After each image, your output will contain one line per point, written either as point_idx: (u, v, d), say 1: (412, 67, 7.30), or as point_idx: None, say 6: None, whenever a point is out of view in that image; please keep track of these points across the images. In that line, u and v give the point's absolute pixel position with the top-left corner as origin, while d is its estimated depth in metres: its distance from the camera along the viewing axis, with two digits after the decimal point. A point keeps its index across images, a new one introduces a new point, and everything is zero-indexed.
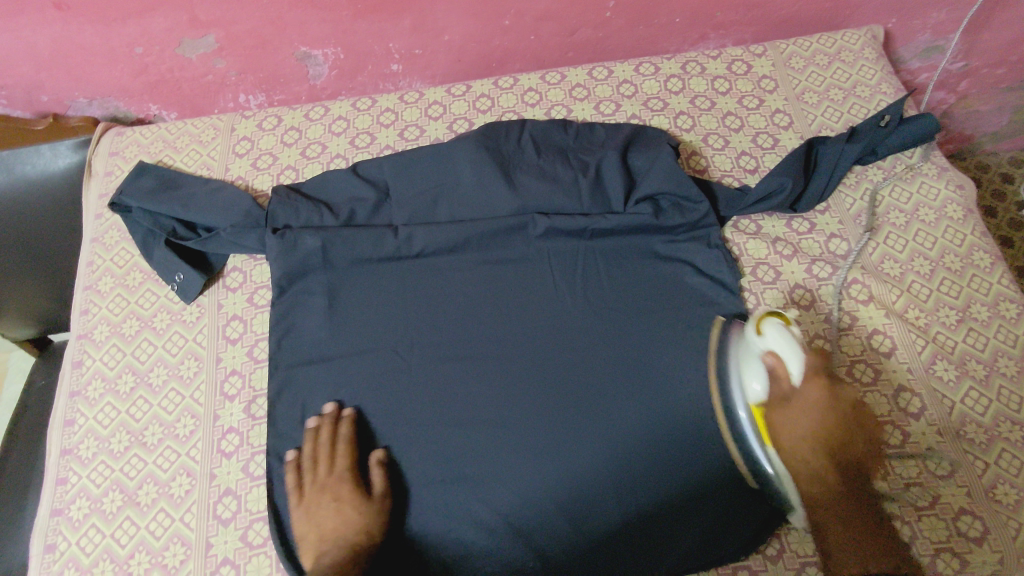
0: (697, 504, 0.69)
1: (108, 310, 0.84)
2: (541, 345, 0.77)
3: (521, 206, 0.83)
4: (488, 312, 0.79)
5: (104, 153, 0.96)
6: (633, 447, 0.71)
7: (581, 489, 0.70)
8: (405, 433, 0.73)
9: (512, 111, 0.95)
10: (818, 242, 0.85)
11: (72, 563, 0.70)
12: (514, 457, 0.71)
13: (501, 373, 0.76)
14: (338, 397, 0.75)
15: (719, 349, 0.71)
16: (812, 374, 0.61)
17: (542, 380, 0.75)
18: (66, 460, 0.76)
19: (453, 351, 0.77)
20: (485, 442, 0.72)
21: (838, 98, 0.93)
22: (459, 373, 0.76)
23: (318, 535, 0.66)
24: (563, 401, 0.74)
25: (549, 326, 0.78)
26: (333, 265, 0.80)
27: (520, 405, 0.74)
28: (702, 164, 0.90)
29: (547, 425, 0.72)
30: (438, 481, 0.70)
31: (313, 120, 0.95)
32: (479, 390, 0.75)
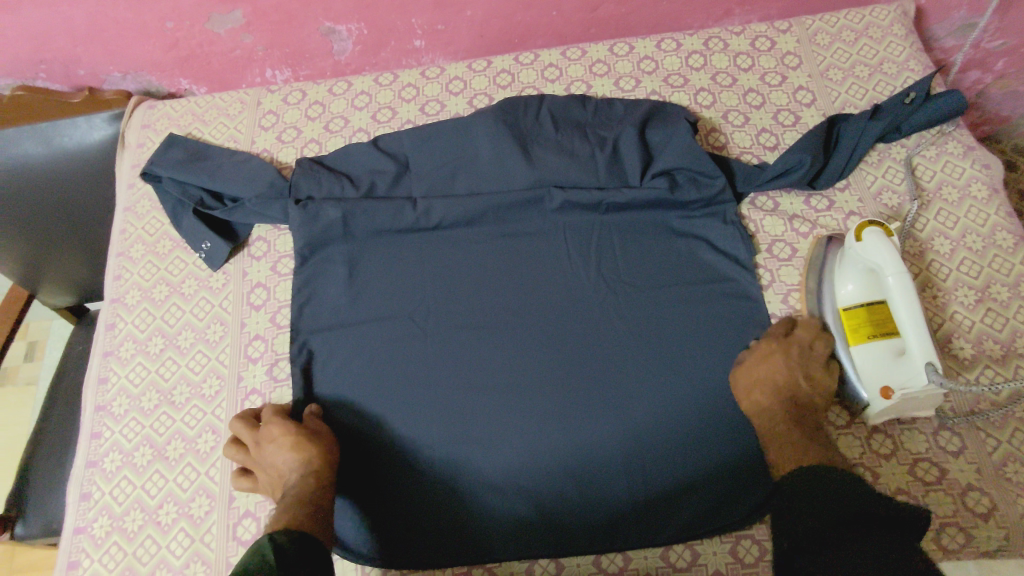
0: (703, 474, 0.70)
1: (140, 275, 0.88)
2: (554, 317, 0.78)
3: (538, 180, 0.83)
4: (501, 283, 0.81)
5: (137, 126, 1.00)
6: (645, 417, 0.72)
7: (590, 456, 0.71)
8: (420, 398, 0.75)
9: (532, 87, 0.95)
10: (836, 219, 0.84)
11: (105, 511, 0.74)
12: (525, 425, 0.73)
13: (512, 343, 0.77)
14: (357, 361, 0.77)
15: (818, 265, 0.79)
16: (902, 278, 0.68)
17: (554, 352, 0.76)
18: (100, 415, 0.80)
19: (465, 320, 0.79)
20: (494, 410, 0.74)
21: (863, 75, 0.92)
22: (472, 341, 0.77)
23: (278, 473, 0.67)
24: (574, 370, 0.75)
25: (563, 298, 0.79)
26: (353, 236, 0.83)
27: (532, 372, 0.75)
28: (721, 140, 0.90)
29: (556, 395, 0.74)
30: (451, 445, 0.73)
31: (337, 94, 0.97)
32: (492, 358, 0.76)
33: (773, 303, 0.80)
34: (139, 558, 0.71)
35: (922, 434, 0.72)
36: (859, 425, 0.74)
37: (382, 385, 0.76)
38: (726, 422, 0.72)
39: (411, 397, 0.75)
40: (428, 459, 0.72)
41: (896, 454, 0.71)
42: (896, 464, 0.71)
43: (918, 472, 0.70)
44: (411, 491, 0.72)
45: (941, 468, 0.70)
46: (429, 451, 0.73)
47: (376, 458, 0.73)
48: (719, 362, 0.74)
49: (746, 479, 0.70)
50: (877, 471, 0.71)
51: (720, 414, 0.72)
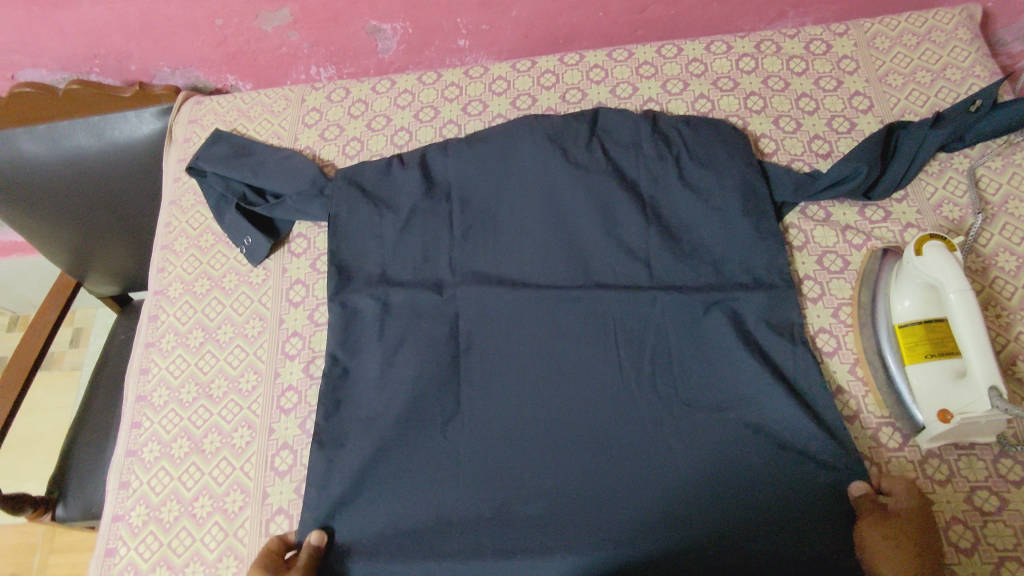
0: (756, 518, 0.65)
1: (183, 268, 0.89)
2: (589, 343, 0.74)
3: (581, 185, 0.81)
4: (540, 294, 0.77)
5: (184, 121, 1.02)
6: (691, 449, 0.68)
7: (623, 493, 0.67)
8: (454, 411, 0.72)
9: (576, 89, 0.94)
10: (892, 231, 0.80)
11: (143, 500, 0.75)
12: (567, 456, 0.69)
13: (548, 360, 0.74)
14: (390, 373, 0.75)
15: (871, 278, 0.76)
16: (967, 294, 0.64)
17: (596, 372, 0.73)
18: (141, 405, 0.81)
19: (501, 340, 0.75)
20: (528, 436, 0.70)
21: (925, 81, 0.88)
22: (511, 358, 0.74)
23: None
24: (612, 399, 0.71)
25: (604, 318, 0.75)
26: (393, 280, 0.80)
27: (564, 379, 0.73)
28: (771, 147, 0.87)
29: (597, 431, 0.70)
30: (483, 495, 0.68)
31: (380, 92, 0.97)
32: (528, 377, 0.73)
33: (821, 317, 0.78)
34: (174, 549, 0.72)
35: (981, 461, 0.68)
36: (913, 449, 0.70)
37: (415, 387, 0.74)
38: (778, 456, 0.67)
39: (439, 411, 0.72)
40: (461, 501, 0.68)
41: (952, 482, 0.68)
42: (952, 493, 0.67)
43: (976, 501, 0.67)
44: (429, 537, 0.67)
45: (1001, 498, 0.66)
46: (465, 490, 0.68)
47: (402, 489, 0.69)
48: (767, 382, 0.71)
49: (804, 523, 0.64)
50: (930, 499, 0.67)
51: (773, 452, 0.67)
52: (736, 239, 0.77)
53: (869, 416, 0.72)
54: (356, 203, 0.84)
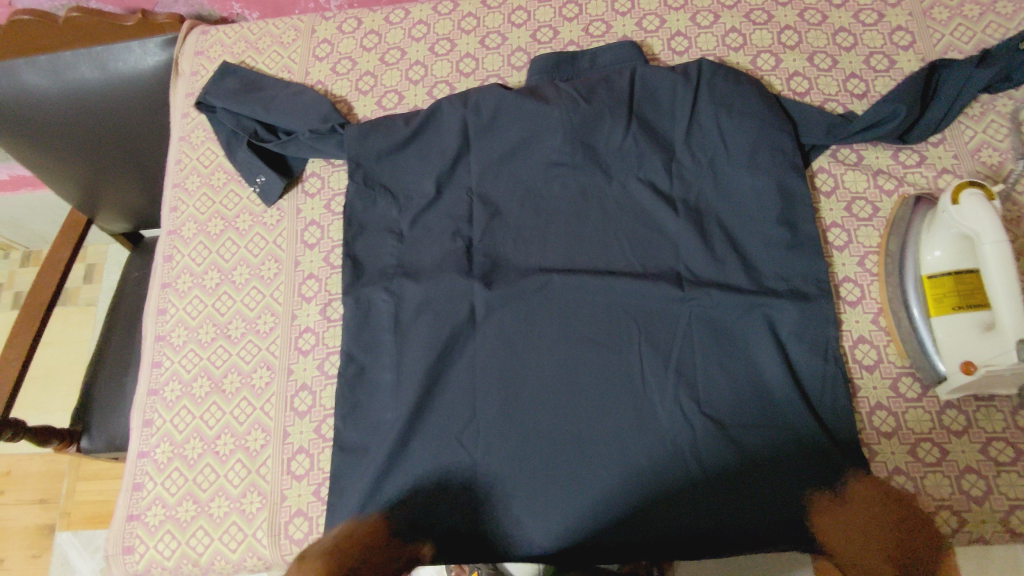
0: (773, 479, 0.66)
1: (196, 207, 0.88)
2: (604, 312, 0.74)
3: (604, 128, 0.79)
4: (559, 248, 0.77)
5: (190, 53, 0.98)
6: (710, 404, 0.70)
7: (637, 448, 0.68)
8: (474, 358, 0.73)
9: (600, 21, 0.89)
10: (926, 177, 0.78)
11: (167, 438, 0.77)
12: (578, 406, 0.70)
13: (563, 313, 0.74)
14: (405, 323, 0.76)
15: (899, 229, 0.74)
16: (1005, 243, 0.62)
17: (611, 324, 0.73)
18: (160, 345, 0.82)
19: (518, 299, 0.75)
20: (540, 388, 0.71)
21: (972, 15, 0.83)
22: (531, 312, 0.75)
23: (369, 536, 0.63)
24: (629, 370, 0.71)
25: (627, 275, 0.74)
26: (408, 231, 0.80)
27: (575, 332, 0.73)
28: (804, 86, 0.83)
29: (611, 389, 0.71)
30: (496, 444, 0.70)
31: (393, 23, 0.92)
32: (548, 334, 0.74)
33: (846, 266, 0.76)
34: (199, 485, 0.74)
35: (1000, 413, 0.68)
36: (932, 399, 0.70)
37: (433, 335, 0.74)
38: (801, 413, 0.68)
39: (457, 358, 0.74)
40: (481, 457, 0.70)
41: (968, 432, 0.68)
42: (968, 442, 0.67)
43: (991, 452, 0.67)
44: (442, 497, 0.69)
45: (1016, 449, 0.67)
46: (481, 453, 0.70)
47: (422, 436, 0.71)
48: (788, 333, 0.71)
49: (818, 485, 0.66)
50: (945, 448, 0.67)
51: (794, 403, 0.68)
52: (760, 189, 0.75)
53: (889, 367, 0.71)
54: (372, 142, 0.81)
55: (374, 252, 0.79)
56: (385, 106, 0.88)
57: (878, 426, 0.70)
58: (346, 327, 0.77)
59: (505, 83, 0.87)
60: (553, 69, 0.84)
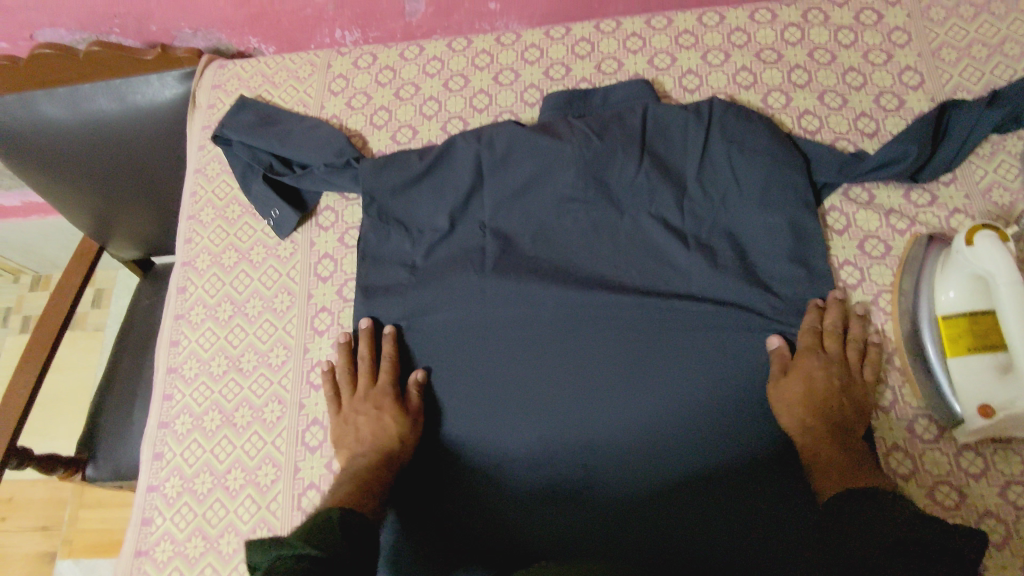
0: (781, 494, 0.68)
1: (210, 239, 0.88)
2: (616, 335, 0.75)
3: (617, 164, 0.79)
4: (572, 284, 0.77)
5: (206, 86, 0.99)
6: (721, 423, 0.71)
7: (642, 457, 0.71)
8: (489, 388, 0.74)
9: (612, 58, 0.90)
10: (938, 216, 0.78)
11: (176, 472, 0.76)
12: (579, 426, 0.72)
13: (566, 334, 0.75)
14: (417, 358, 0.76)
15: (913, 268, 0.74)
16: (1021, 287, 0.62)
17: (616, 347, 0.74)
18: (172, 377, 0.82)
19: (533, 322, 0.76)
20: (539, 403, 0.73)
21: (981, 56, 0.84)
22: (533, 337, 0.76)
23: (357, 439, 0.72)
24: (639, 390, 0.72)
25: (636, 306, 0.75)
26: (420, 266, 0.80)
27: (578, 352, 0.74)
28: (815, 124, 0.84)
29: (613, 407, 0.72)
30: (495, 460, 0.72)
31: (408, 59, 0.94)
32: (561, 356, 0.75)
33: (860, 304, 0.76)
34: (209, 520, 0.74)
35: (1019, 456, 0.67)
36: (949, 441, 0.69)
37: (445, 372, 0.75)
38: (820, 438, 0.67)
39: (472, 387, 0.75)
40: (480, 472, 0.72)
41: (986, 475, 0.67)
42: (987, 486, 0.67)
43: (1012, 495, 0.66)
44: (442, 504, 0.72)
45: None
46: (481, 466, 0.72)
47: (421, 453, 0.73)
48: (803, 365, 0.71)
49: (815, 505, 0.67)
50: (964, 492, 0.67)
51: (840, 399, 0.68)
52: (773, 227, 0.76)
53: (905, 407, 0.71)
54: (387, 177, 0.82)
55: (386, 286, 0.80)
56: (400, 140, 0.89)
57: (895, 467, 0.69)
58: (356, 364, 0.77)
59: (518, 118, 0.88)
60: (566, 106, 0.85)
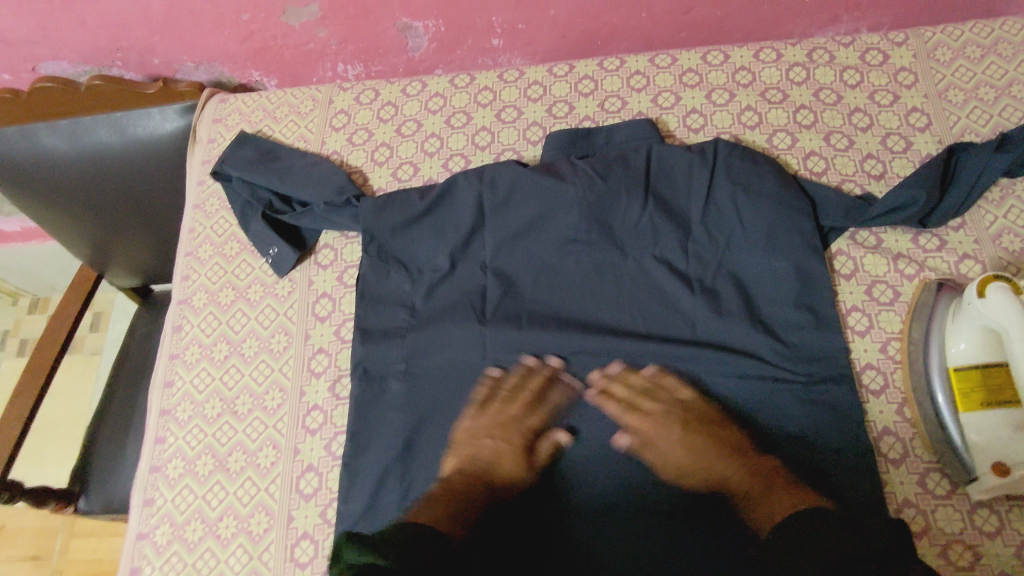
0: None
1: (207, 277, 0.87)
2: (619, 363, 0.74)
3: (620, 205, 0.78)
4: (573, 322, 0.76)
5: (208, 120, 0.97)
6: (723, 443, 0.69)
7: (647, 469, 0.69)
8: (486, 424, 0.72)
9: (616, 96, 0.89)
10: (947, 262, 0.76)
11: (167, 518, 0.75)
12: (581, 440, 0.71)
13: (570, 351, 0.75)
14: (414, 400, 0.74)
15: (923, 316, 0.72)
16: None
17: (619, 366, 0.73)
18: (165, 420, 0.80)
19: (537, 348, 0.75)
20: (541, 417, 0.72)
21: (988, 98, 0.83)
22: (535, 359, 0.75)
23: (468, 456, 0.69)
24: (643, 415, 0.70)
25: (638, 330, 0.74)
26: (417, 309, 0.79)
27: (579, 369, 0.74)
28: (821, 165, 0.83)
29: (617, 422, 0.71)
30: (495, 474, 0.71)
31: (410, 95, 0.93)
32: (562, 383, 0.73)
33: (868, 352, 0.74)
34: (199, 570, 0.72)
35: None
36: (962, 497, 0.67)
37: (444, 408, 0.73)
38: (816, 472, 0.67)
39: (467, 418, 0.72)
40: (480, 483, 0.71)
41: (1002, 535, 0.65)
42: (1002, 545, 0.64)
43: None
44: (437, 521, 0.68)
45: None
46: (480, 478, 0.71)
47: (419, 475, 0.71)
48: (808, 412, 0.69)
49: None
50: (978, 551, 0.64)
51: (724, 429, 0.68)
52: (780, 271, 0.74)
53: (916, 461, 0.69)
54: (387, 218, 0.81)
55: (384, 327, 0.78)
56: (401, 178, 0.88)
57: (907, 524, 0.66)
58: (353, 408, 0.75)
59: (520, 156, 0.87)
60: (569, 145, 0.84)
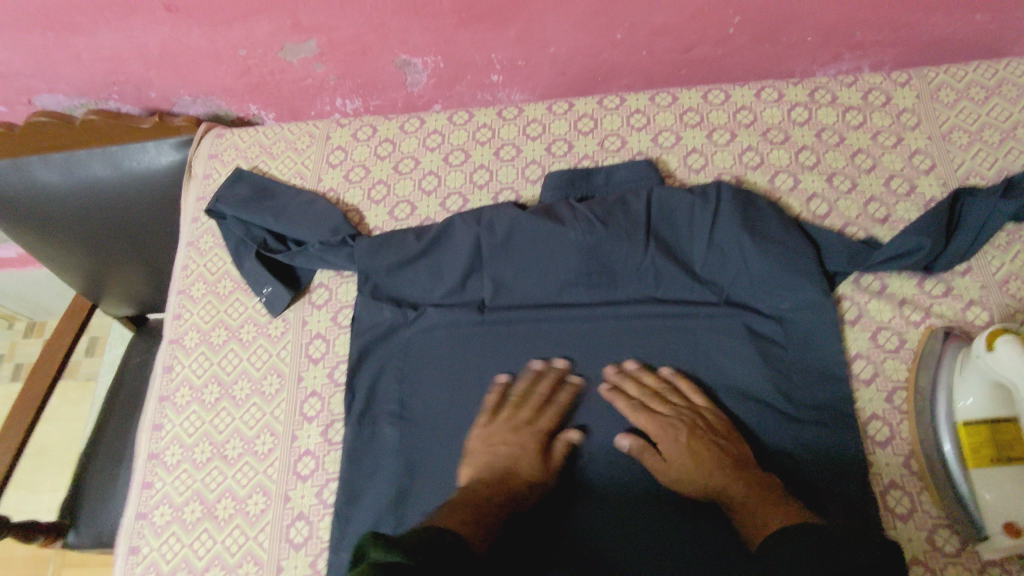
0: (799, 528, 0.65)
1: (199, 316, 0.86)
2: (626, 382, 0.73)
3: (619, 245, 0.77)
4: (571, 354, 0.75)
5: (204, 155, 0.96)
6: None
7: (658, 474, 0.69)
8: None
9: (616, 135, 0.89)
10: (953, 308, 0.75)
11: (153, 568, 0.73)
12: (587, 447, 0.71)
13: (573, 369, 0.74)
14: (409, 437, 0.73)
15: (929, 365, 0.71)
16: None
17: (620, 384, 0.73)
18: (152, 464, 0.78)
19: (540, 380, 0.75)
20: None
21: (993, 140, 0.82)
22: (533, 376, 0.75)
23: (490, 462, 0.66)
24: (646, 448, 0.70)
25: (637, 352, 0.74)
26: (411, 348, 0.78)
27: (576, 381, 0.74)
28: (824, 208, 0.81)
29: (620, 434, 0.71)
30: None
31: (408, 132, 0.92)
32: (563, 392, 0.73)
33: (874, 402, 0.72)
34: None
35: None
36: (972, 556, 0.64)
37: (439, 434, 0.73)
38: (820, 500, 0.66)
39: (478, 427, 0.70)
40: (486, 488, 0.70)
41: None
42: None
43: None
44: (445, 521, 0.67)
45: None
46: None
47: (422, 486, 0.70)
48: (811, 445, 0.68)
49: None
50: None
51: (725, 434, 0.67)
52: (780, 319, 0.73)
53: (924, 517, 0.66)
54: (383, 257, 0.80)
55: (378, 366, 0.77)
56: (398, 216, 0.87)
57: None
58: (346, 448, 0.74)
59: (519, 196, 0.86)
60: (568, 186, 0.83)
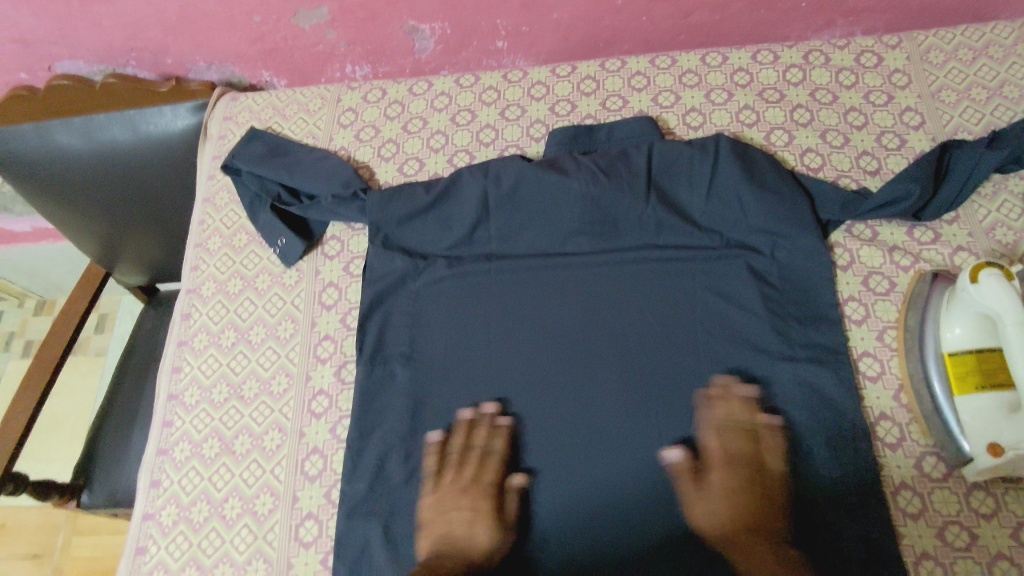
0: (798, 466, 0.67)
1: (216, 267, 0.89)
2: (629, 329, 0.76)
3: (622, 197, 0.80)
4: (576, 301, 0.78)
5: (219, 118, 1.01)
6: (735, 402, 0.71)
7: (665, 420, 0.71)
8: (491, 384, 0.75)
9: (617, 96, 0.92)
10: (941, 254, 0.78)
11: (173, 500, 0.75)
12: (595, 387, 0.73)
13: (580, 316, 0.77)
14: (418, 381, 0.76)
15: (917, 305, 0.74)
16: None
17: (627, 330, 0.76)
18: (172, 404, 0.81)
19: (541, 328, 0.77)
20: (558, 372, 0.75)
21: (980, 98, 0.85)
22: (540, 321, 0.77)
23: (445, 535, 0.68)
24: (649, 394, 0.72)
25: (641, 296, 0.77)
26: (418, 296, 0.81)
27: (581, 331, 0.76)
28: (817, 162, 0.85)
29: (625, 379, 0.73)
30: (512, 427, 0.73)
31: (416, 94, 0.96)
32: (568, 340, 0.76)
33: (865, 340, 0.75)
34: (203, 549, 0.72)
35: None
36: (959, 480, 0.67)
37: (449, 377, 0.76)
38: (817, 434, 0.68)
39: (428, 495, 0.70)
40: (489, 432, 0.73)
41: (998, 516, 0.65)
42: (997, 527, 0.65)
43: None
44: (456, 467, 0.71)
45: None
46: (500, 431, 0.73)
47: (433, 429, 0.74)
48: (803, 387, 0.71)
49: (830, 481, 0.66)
50: (975, 532, 0.65)
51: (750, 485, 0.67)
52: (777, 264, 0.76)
53: (912, 446, 0.70)
54: (393, 209, 0.83)
55: (388, 313, 0.80)
56: (406, 172, 0.90)
57: (905, 506, 0.67)
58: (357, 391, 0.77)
59: (524, 152, 0.90)
60: (571, 141, 0.86)
